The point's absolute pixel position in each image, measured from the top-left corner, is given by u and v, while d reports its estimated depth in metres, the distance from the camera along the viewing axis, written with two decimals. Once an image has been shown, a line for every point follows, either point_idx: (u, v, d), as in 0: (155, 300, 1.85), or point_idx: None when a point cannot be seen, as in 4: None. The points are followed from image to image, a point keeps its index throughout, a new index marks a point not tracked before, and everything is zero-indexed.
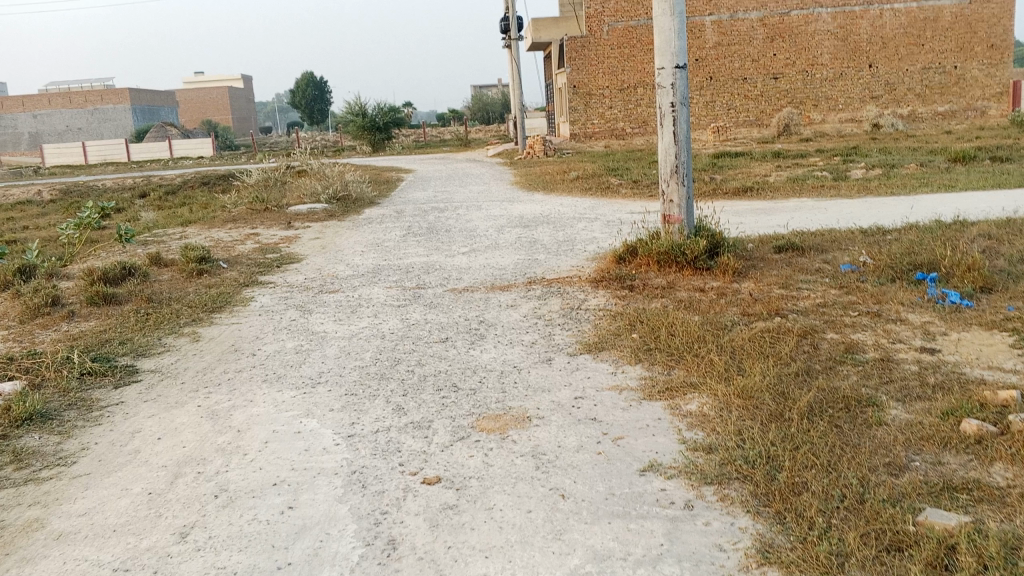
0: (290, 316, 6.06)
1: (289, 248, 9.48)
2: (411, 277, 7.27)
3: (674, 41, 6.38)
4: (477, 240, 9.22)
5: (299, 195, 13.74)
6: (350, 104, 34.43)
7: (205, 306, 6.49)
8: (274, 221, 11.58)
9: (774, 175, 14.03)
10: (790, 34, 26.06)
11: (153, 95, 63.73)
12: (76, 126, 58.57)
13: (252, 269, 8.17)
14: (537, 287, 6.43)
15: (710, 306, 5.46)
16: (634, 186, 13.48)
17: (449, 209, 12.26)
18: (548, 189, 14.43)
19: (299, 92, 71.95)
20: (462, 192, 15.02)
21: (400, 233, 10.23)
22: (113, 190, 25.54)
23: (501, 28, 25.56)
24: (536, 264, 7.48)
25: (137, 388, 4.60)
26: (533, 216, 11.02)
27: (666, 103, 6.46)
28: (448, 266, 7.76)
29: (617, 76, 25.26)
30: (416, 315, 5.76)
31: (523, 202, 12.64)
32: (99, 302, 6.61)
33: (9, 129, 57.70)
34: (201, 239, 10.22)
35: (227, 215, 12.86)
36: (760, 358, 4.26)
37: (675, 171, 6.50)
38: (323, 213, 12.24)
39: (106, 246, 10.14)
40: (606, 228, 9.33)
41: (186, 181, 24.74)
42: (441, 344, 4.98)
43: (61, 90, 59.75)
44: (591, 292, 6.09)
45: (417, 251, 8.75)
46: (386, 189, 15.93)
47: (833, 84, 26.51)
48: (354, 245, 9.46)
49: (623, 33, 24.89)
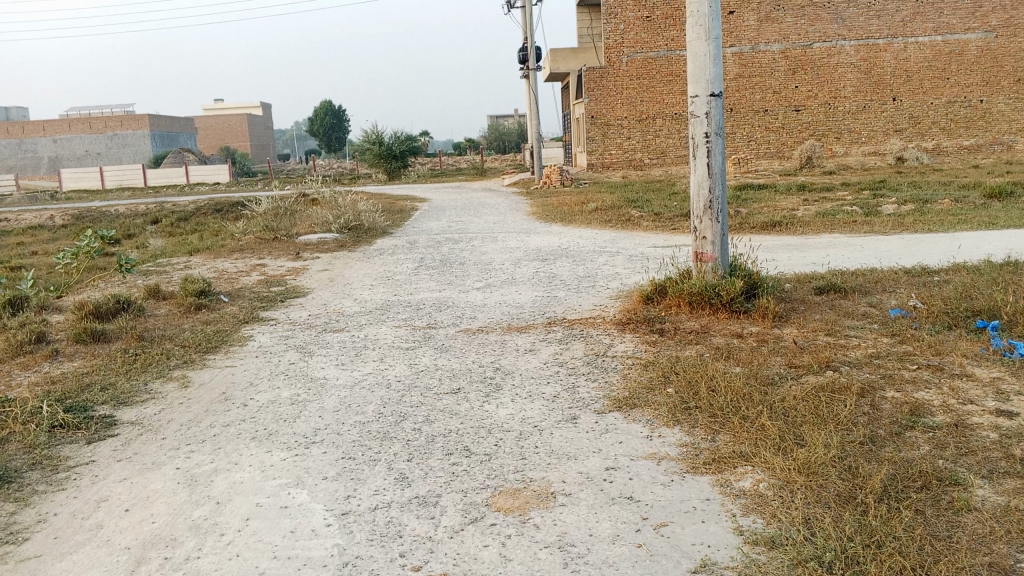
0: (290, 359, 5.56)
1: (295, 280, 9.02)
2: (422, 315, 6.77)
3: (709, 68, 5.91)
4: (492, 275, 8.74)
5: (309, 225, 13.34)
6: (367, 132, 34.26)
7: (200, 345, 6.02)
8: (281, 252, 11.16)
9: (802, 208, 13.53)
10: (812, 66, 25.64)
11: (172, 122, 64.11)
12: (96, 151, 58.97)
13: (254, 304, 7.71)
14: (558, 329, 5.92)
15: (750, 356, 4.93)
16: (656, 219, 12.99)
17: (463, 241, 11.80)
18: (565, 220, 13.98)
19: (317, 120, 72.24)
20: (477, 222, 14.56)
21: (412, 266, 9.76)
22: (126, 216, 25.33)
23: (519, 57, 25.32)
24: (557, 302, 6.98)
25: (111, 444, 4.12)
26: (551, 249, 10.53)
27: (700, 133, 5.98)
28: (461, 303, 7.27)
29: (635, 106, 24.90)
30: (425, 360, 5.25)
31: (541, 234, 12.15)
32: (86, 339, 6.15)
33: (29, 153, 58.24)
34: (206, 270, 9.80)
35: (234, 244, 12.45)
36: (817, 424, 3.72)
37: (709, 205, 6.02)
38: (333, 243, 11.82)
39: (106, 277, 9.72)
40: (629, 264, 8.82)
41: (199, 207, 24.51)
42: (453, 396, 4.46)
43: (81, 116, 60.21)
44: (617, 336, 5.56)
45: (429, 286, 8.27)
46: (400, 219, 15.51)
47: (856, 117, 26.03)
48: (364, 278, 9.00)
49: (642, 63, 24.56)
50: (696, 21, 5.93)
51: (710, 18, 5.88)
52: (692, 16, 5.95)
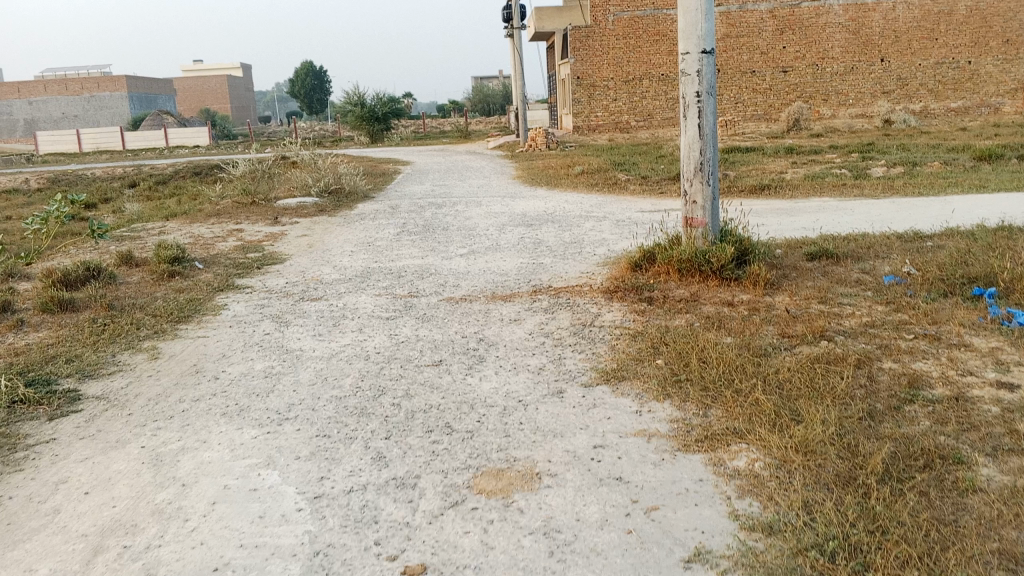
0: (266, 330, 5.35)
1: (273, 246, 8.77)
2: (403, 282, 6.56)
3: (700, 23, 5.67)
4: (476, 241, 8.53)
5: (289, 189, 13.03)
6: (349, 94, 33.67)
7: (172, 315, 5.79)
8: (260, 216, 10.88)
9: (791, 172, 13.35)
10: (800, 26, 25.28)
11: (150, 83, 62.91)
12: (73, 113, 57.80)
13: (231, 270, 7.47)
14: (544, 296, 5.72)
15: (742, 326, 4.77)
16: (643, 182, 12.77)
17: (447, 205, 11.55)
18: (551, 184, 13.74)
19: (299, 82, 71.09)
20: (461, 186, 14.29)
21: (394, 231, 9.53)
22: (103, 180, 24.80)
23: (503, 17, 24.80)
24: (543, 269, 6.78)
25: (73, 421, 3.91)
26: (536, 214, 10.31)
27: (691, 92, 5.76)
28: (444, 270, 7.07)
29: (621, 67, 24.52)
30: (405, 331, 5.05)
31: (526, 198, 11.93)
32: (53, 308, 5.90)
33: (4, 115, 57.05)
34: (181, 236, 9.53)
35: (211, 209, 12.15)
36: (815, 400, 3.57)
37: (700, 168, 5.80)
38: (313, 208, 11.54)
39: (78, 243, 9.43)
40: (616, 229, 8.62)
41: (178, 171, 24.03)
42: (435, 369, 4.27)
43: (57, 77, 58.93)
44: (605, 304, 5.38)
45: (411, 252, 8.06)
46: (382, 183, 15.21)
47: (844, 79, 25.77)
48: (344, 243, 8.77)
49: (628, 23, 24.13)
50: None
51: None
52: None
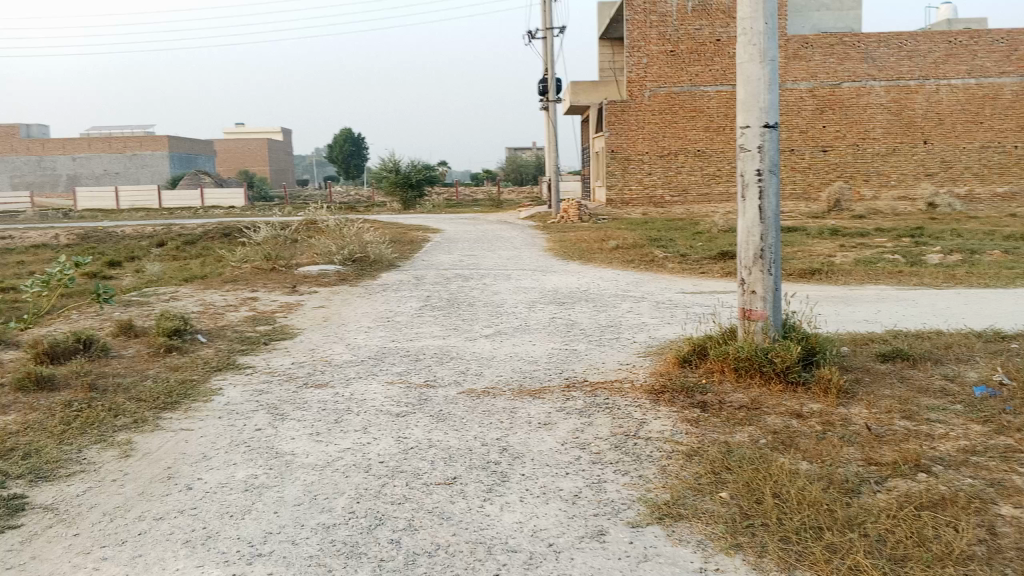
0: (258, 425, 4.64)
1: (285, 319, 8.16)
2: (420, 368, 5.85)
3: (763, 94, 5.06)
4: (503, 319, 7.86)
5: (312, 255, 12.53)
6: (384, 160, 33.72)
7: (157, 400, 5.11)
8: (277, 284, 10.32)
9: (839, 255, 12.62)
10: (841, 105, 24.81)
11: (192, 144, 64.06)
12: (114, 170, 58.79)
13: (234, 347, 6.81)
14: (579, 393, 4.97)
15: (817, 448, 3.99)
16: (683, 261, 12.08)
17: (474, 278, 10.92)
18: (584, 258, 13.13)
19: (336, 147, 72.08)
20: (489, 258, 13.71)
21: (416, 306, 8.87)
22: (132, 237, 24.65)
23: (539, 89, 24.67)
24: (577, 358, 6.05)
25: (6, 543, 3.21)
26: (568, 291, 9.64)
27: (751, 169, 5.11)
28: (467, 354, 6.37)
29: (658, 141, 24.12)
30: (416, 434, 4.32)
31: (558, 273, 11.28)
32: (28, 386, 5.26)
33: (48, 171, 58.22)
34: (191, 303, 8.96)
35: (230, 274, 11.64)
36: (931, 567, 2.77)
37: (760, 255, 5.11)
38: (334, 276, 10.99)
39: (81, 307, 8.87)
40: (656, 313, 7.91)
41: (207, 231, 23.82)
42: (447, 490, 3.53)
43: (101, 135, 60.14)
44: (651, 408, 4.62)
45: (432, 330, 7.39)
46: (409, 251, 14.68)
47: (886, 160, 25.13)
48: (361, 318, 8.12)
49: (665, 98, 23.84)
50: (750, 40, 5.08)
51: (766, 37, 5.04)
52: (745, 34, 5.11)
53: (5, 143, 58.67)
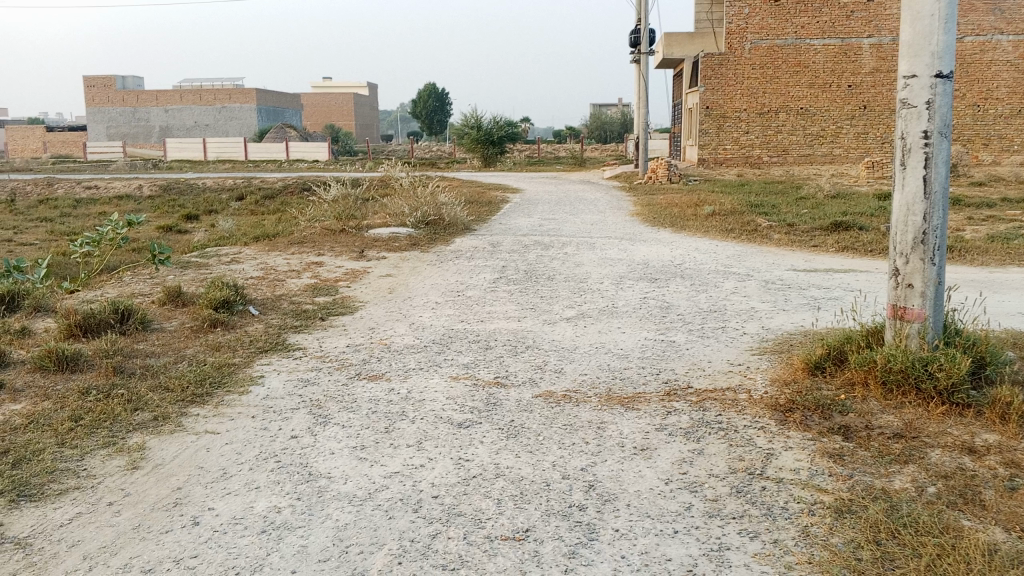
0: (294, 430, 3.87)
1: (348, 289, 7.43)
2: (490, 359, 5.00)
3: (936, 34, 3.95)
4: (588, 298, 6.97)
5: (385, 217, 11.80)
6: (466, 116, 32.86)
7: (185, 391, 4.40)
8: (344, 247, 9.62)
9: (968, 229, 11.20)
10: (962, 62, 22.61)
11: (278, 97, 64.40)
12: (204, 122, 59.53)
13: (286, 322, 6.08)
14: (683, 405, 4.07)
15: (1014, 509, 2.98)
16: (789, 231, 10.95)
17: (555, 246, 10.01)
18: (676, 225, 12.07)
19: (420, 102, 71.57)
20: (572, 222, 12.77)
21: (490, 277, 8.03)
22: (213, 191, 24.50)
23: (630, 40, 23.30)
24: (678, 351, 5.15)
25: None
26: (660, 265, 8.64)
27: (916, 131, 4.03)
28: (545, 343, 5.44)
29: (756, 98, 22.54)
30: (482, 454, 3.48)
31: (649, 242, 10.29)
32: (49, 367, 4.65)
33: (142, 122, 59.40)
34: (251, 268, 8.33)
35: (298, 234, 11.02)
36: None
37: (922, 239, 4.06)
38: (406, 240, 10.24)
39: (137, 268, 8.33)
40: (766, 296, 6.95)
41: (287, 186, 23.46)
42: (517, 552, 2.68)
43: (192, 87, 60.99)
44: (778, 435, 3.69)
45: (506, 309, 6.54)
46: (486, 213, 13.86)
47: (1009, 122, 22.91)
48: (430, 290, 7.32)
49: (767, 51, 22.18)
50: None
51: None
52: None
53: (102, 93, 60.10)
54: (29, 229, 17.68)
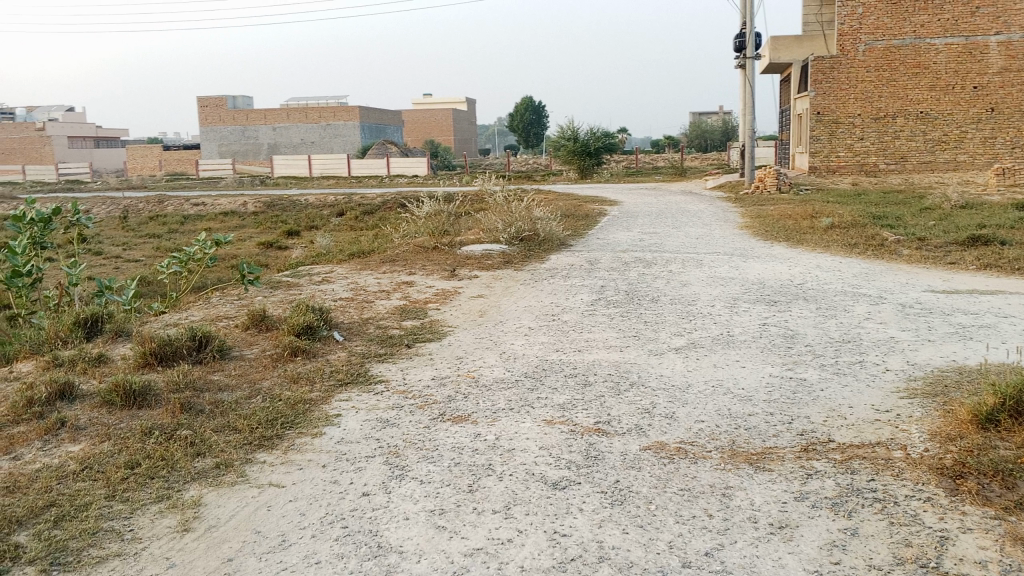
0: (366, 486, 3.37)
1: (438, 311, 6.98)
2: (591, 399, 4.42)
3: None
4: (698, 323, 6.32)
5: (479, 233, 11.38)
6: (563, 128, 32.38)
7: (253, 433, 3.99)
8: (436, 266, 9.22)
9: None
10: None
11: (380, 113, 65.56)
12: (309, 139, 61.10)
13: (369, 349, 5.64)
14: (827, 468, 3.41)
15: None
16: (920, 246, 10.02)
17: (659, 263, 9.34)
18: (790, 239, 11.21)
19: (517, 115, 71.64)
20: (675, 237, 12.06)
21: (589, 299, 7.44)
22: (313, 207, 24.79)
23: (735, 45, 22.33)
24: (811, 393, 4.50)
25: None
26: (778, 286, 7.89)
27: None
28: (651, 378, 4.81)
29: (871, 102, 21.20)
30: (584, 529, 2.90)
31: (762, 259, 9.51)
32: (116, 402, 4.34)
33: (251, 140, 61.49)
34: (340, 288, 8.02)
35: (390, 251, 10.72)
36: None
37: None
38: (500, 258, 9.78)
39: (227, 289, 8.14)
40: (905, 323, 6.14)
41: (385, 201, 23.49)
42: None
43: (298, 105, 62.76)
44: (950, 511, 3.00)
45: (608, 336, 5.94)
46: (584, 228, 13.28)
47: None
48: (523, 313, 6.80)
49: (883, 53, 20.85)
50: None
51: None
52: None
53: (215, 113, 62.58)
54: (139, 245, 18.18)
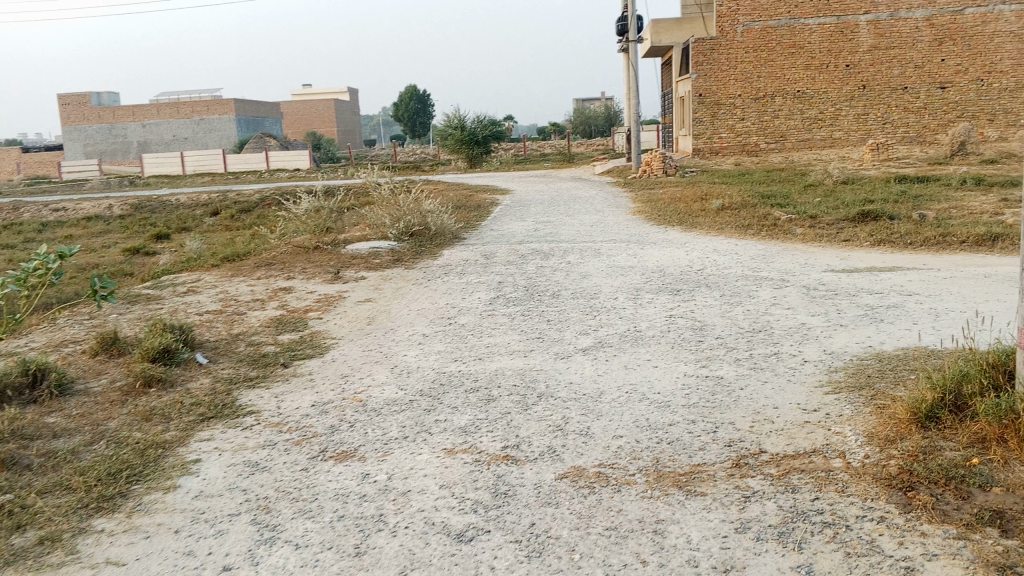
0: (229, 557, 2.75)
1: (319, 321, 6.33)
2: (493, 418, 3.90)
3: None
4: (603, 319, 5.91)
5: (364, 230, 10.69)
6: (449, 116, 31.73)
7: (90, 493, 3.30)
8: (318, 268, 8.52)
9: (1007, 213, 10.18)
10: (962, 35, 20.59)
11: (257, 106, 63.02)
12: (183, 136, 58.05)
13: (239, 373, 4.96)
14: (767, 489, 3.01)
15: None
16: (811, 224, 10.00)
17: (556, 254, 8.93)
18: (685, 223, 11.04)
19: (402, 105, 70.39)
20: (570, 224, 11.71)
21: (487, 297, 6.93)
22: (187, 207, 23.28)
23: (616, 29, 22.23)
24: (731, 393, 4.11)
25: None
26: (680, 272, 7.61)
27: None
28: (560, 388, 4.33)
29: (750, 83, 21.51)
30: None
31: (659, 244, 9.25)
32: None
33: (119, 138, 57.94)
34: (209, 299, 7.22)
35: (268, 253, 9.90)
36: None
37: None
38: (387, 256, 9.15)
39: (76, 306, 7.21)
40: (814, 308, 5.91)
41: (264, 198, 22.27)
42: None
43: (169, 100, 59.56)
44: (909, 533, 2.63)
45: (511, 339, 5.45)
46: (476, 219, 12.78)
47: (1014, 96, 20.88)
48: (416, 318, 6.23)
49: (760, 33, 21.16)
50: None
51: None
52: None
53: (77, 111, 58.61)
54: None
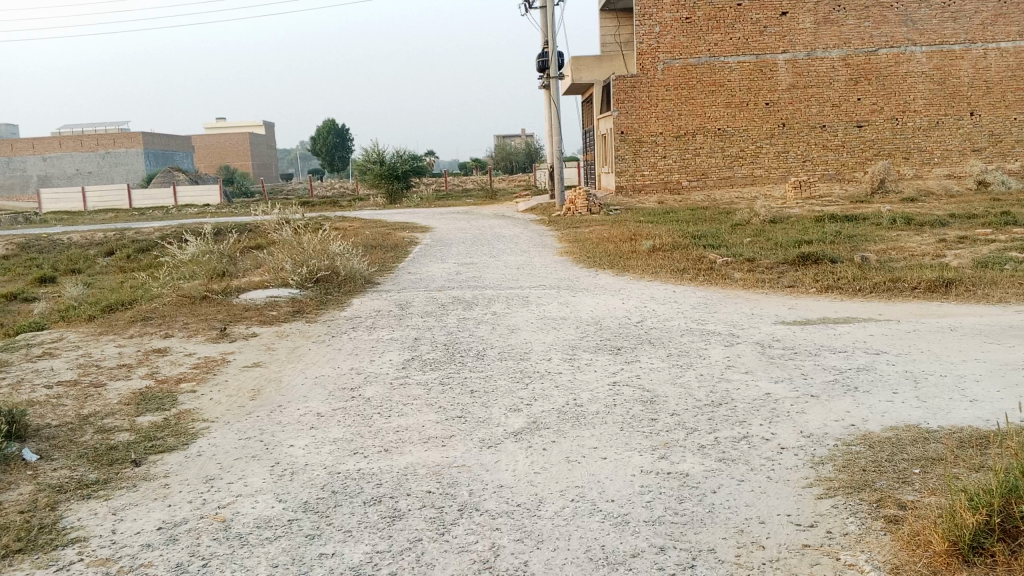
0: None
1: (194, 394, 5.24)
2: (398, 551, 2.93)
3: None
4: (534, 389, 5.00)
5: (265, 275, 9.59)
6: (368, 150, 30.70)
7: None
8: (203, 323, 7.39)
9: (948, 254, 9.75)
10: (877, 75, 20.84)
11: (168, 139, 60.55)
12: (86, 170, 55.17)
13: (73, 477, 3.86)
14: None
15: None
16: (750, 268, 9.37)
17: (479, 304, 8.03)
18: (616, 266, 10.30)
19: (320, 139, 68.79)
20: (494, 267, 10.85)
21: (400, 359, 5.96)
22: (80, 246, 21.51)
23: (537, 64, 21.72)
24: (702, 501, 3.25)
25: None
26: (619, 325, 6.79)
27: None
28: (486, 496, 3.40)
29: (672, 119, 21.23)
30: None
31: (594, 291, 8.45)
32: None
33: (17, 172, 54.68)
34: (63, 366, 6.04)
35: (150, 302, 8.71)
36: None
37: None
38: (288, 306, 8.09)
39: None
40: (775, 373, 5.14)
41: (166, 236, 20.74)
42: None
43: (72, 132, 56.66)
44: None
45: (424, 419, 4.49)
46: (392, 261, 11.78)
47: (927, 135, 21.11)
48: (313, 390, 5.21)
49: (681, 70, 20.96)
50: None
51: None
52: None
53: None
54: None
